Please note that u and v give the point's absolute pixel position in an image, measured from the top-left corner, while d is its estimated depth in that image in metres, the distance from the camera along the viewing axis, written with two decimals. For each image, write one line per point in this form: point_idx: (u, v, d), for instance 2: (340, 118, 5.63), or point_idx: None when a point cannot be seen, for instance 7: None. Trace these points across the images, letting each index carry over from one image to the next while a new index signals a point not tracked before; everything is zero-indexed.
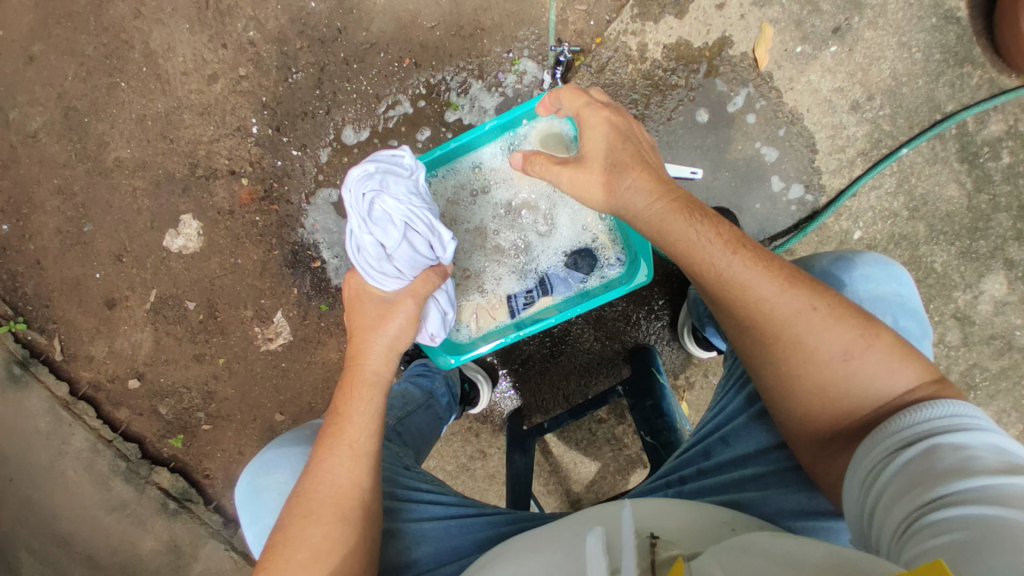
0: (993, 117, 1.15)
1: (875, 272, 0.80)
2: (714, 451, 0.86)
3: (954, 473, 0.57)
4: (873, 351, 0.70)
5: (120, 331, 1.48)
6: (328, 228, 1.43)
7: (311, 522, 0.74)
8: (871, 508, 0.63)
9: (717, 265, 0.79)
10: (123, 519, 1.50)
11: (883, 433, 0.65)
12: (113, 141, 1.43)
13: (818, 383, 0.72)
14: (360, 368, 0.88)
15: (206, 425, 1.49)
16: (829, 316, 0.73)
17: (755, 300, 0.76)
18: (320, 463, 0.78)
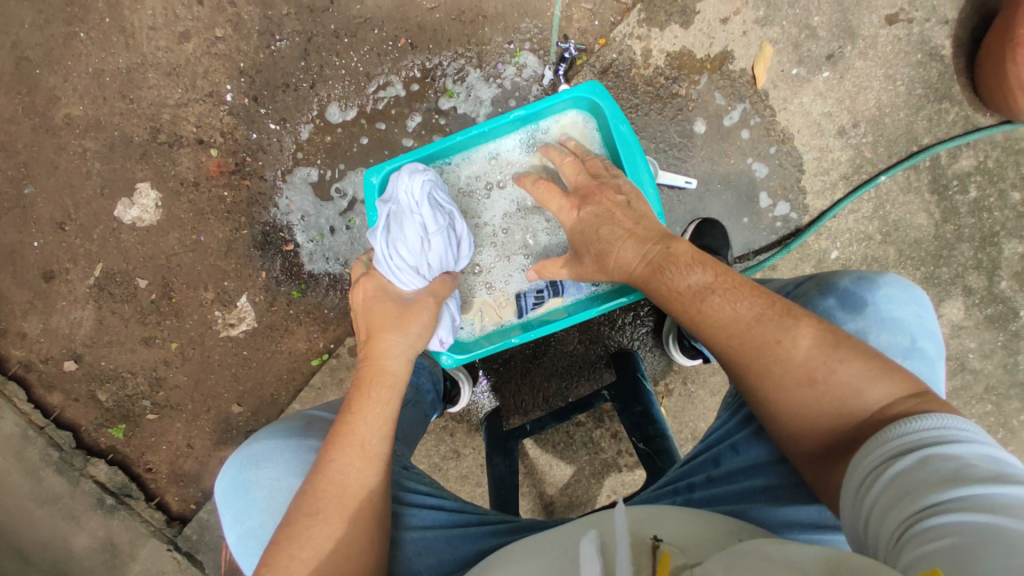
0: (964, 152, 1.23)
1: (897, 294, 0.86)
2: (723, 458, 0.87)
3: (948, 480, 0.50)
4: (840, 371, 0.66)
5: (57, 306, 1.35)
6: (304, 209, 1.33)
7: (317, 522, 0.69)
8: (864, 522, 0.56)
9: (688, 309, 0.78)
10: (54, 513, 1.36)
11: (874, 443, 0.59)
12: (65, 97, 1.30)
13: (790, 411, 0.68)
14: (379, 367, 0.82)
15: (152, 414, 1.37)
16: (793, 341, 0.69)
17: (716, 323, 0.75)
18: (329, 462, 0.73)
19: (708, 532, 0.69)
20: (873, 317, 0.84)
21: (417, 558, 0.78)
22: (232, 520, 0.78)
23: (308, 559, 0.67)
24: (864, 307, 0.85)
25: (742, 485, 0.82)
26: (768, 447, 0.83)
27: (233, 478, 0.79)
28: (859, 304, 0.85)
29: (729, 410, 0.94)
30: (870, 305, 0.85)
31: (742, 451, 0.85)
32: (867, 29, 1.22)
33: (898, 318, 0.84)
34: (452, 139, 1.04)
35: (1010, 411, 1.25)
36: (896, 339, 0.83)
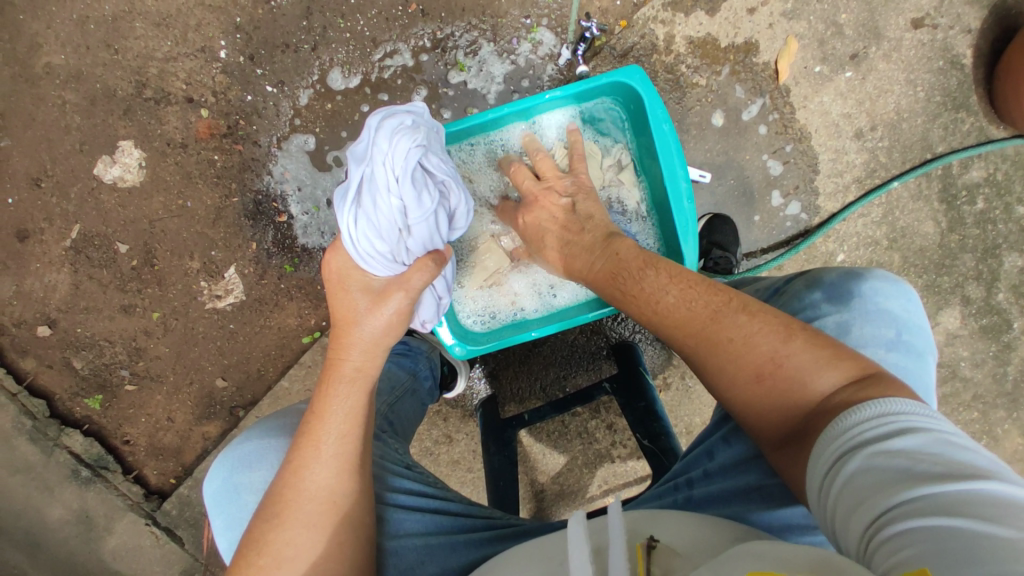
0: (976, 163, 1.22)
1: (885, 288, 0.80)
2: (718, 451, 0.82)
3: (903, 480, 0.45)
4: (786, 366, 0.63)
5: (31, 268, 1.26)
6: (299, 179, 1.26)
7: (273, 526, 0.67)
8: (832, 531, 0.51)
9: (643, 303, 0.79)
10: (28, 483, 1.31)
11: (830, 440, 0.54)
12: (47, 44, 1.20)
13: (743, 402, 0.66)
14: (340, 364, 0.74)
15: (130, 385, 1.31)
16: (747, 334, 0.67)
17: (687, 334, 0.72)
18: (288, 466, 0.70)
19: (705, 537, 0.62)
20: (858, 308, 0.79)
21: (421, 566, 0.75)
22: (224, 526, 0.75)
23: (265, 566, 0.66)
24: (849, 299, 0.80)
25: (738, 479, 0.76)
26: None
27: (224, 483, 0.76)
28: (844, 296, 0.80)
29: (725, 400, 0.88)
30: (856, 298, 0.80)
31: (736, 441, 0.80)
32: (893, 31, 1.19)
33: (884, 308, 0.79)
34: (483, 117, 1.02)
35: (996, 420, 1.28)
36: (880, 331, 0.78)
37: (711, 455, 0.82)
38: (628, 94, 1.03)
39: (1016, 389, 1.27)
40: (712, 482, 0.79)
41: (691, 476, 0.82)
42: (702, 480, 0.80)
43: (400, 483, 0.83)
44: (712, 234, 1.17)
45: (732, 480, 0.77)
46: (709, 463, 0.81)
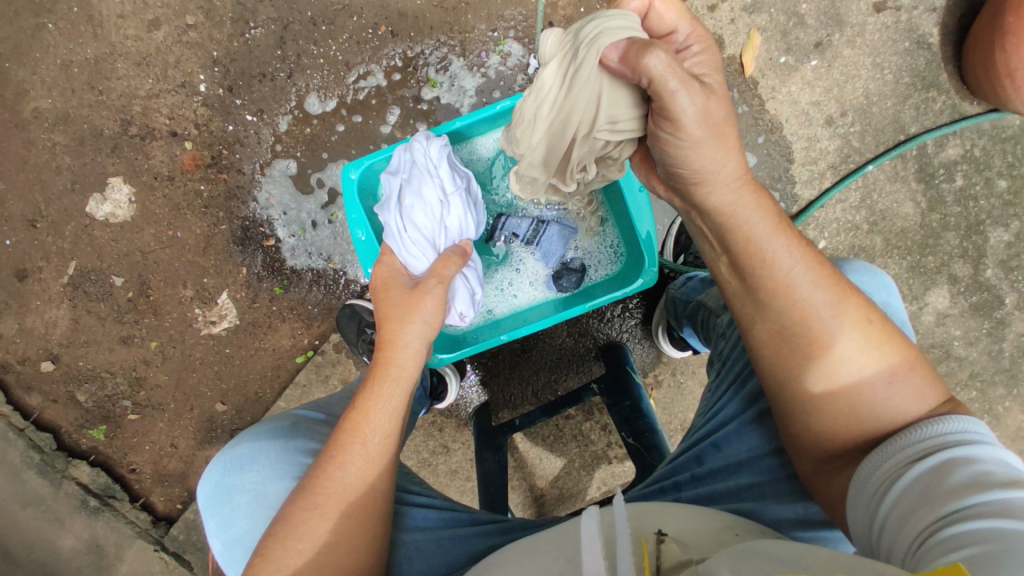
0: (951, 141, 1.22)
1: (865, 282, 0.81)
2: (707, 456, 0.80)
3: (967, 488, 0.52)
4: (913, 374, 0.65)
5: (32, 306, 1.30)
6: (284, 203, 1.29)
7: (315, 515, 0.66)
8: (879, 529, 0.57)
9: (757, 262, 0.69)
10: (39, 516, 1.34)
11: (897, 444, 0.61)
12: (35, 90, 1.25)
13: (857, 404, 0.65)
14: (386, 361, 0.79)
15: (133, 415, 1.34)
16: (882, 334, 0.67)
17: (806, 308, 0.68)
18: (330, 458, 0.70)
19: (707, 525, 0.65)
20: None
21: (407, 562, 0.76)
22: (216, 528, 0.74)
23: (305, 551, 0.65)
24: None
25: (727, 481, 0.76)
26: (752, 440, 0.78)
27: (215, 484, 0.76)
28: None
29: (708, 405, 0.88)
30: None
31: (727, 446, 0.79)
32: (855, 16, 1.21)
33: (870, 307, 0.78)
34: (447, 127, 1.03)
35: (996, 397, 1.27)
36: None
37: (700, 460, 0.80)
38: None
39: (1014, 364, 1.26)
40: (701, 484, 0.77)
41: (678, 479, 0.79)
42: (689, 483, 0.78)
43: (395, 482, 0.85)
44: None
45: (722, 481, 0.76)
46: (697, 467, 0.79)
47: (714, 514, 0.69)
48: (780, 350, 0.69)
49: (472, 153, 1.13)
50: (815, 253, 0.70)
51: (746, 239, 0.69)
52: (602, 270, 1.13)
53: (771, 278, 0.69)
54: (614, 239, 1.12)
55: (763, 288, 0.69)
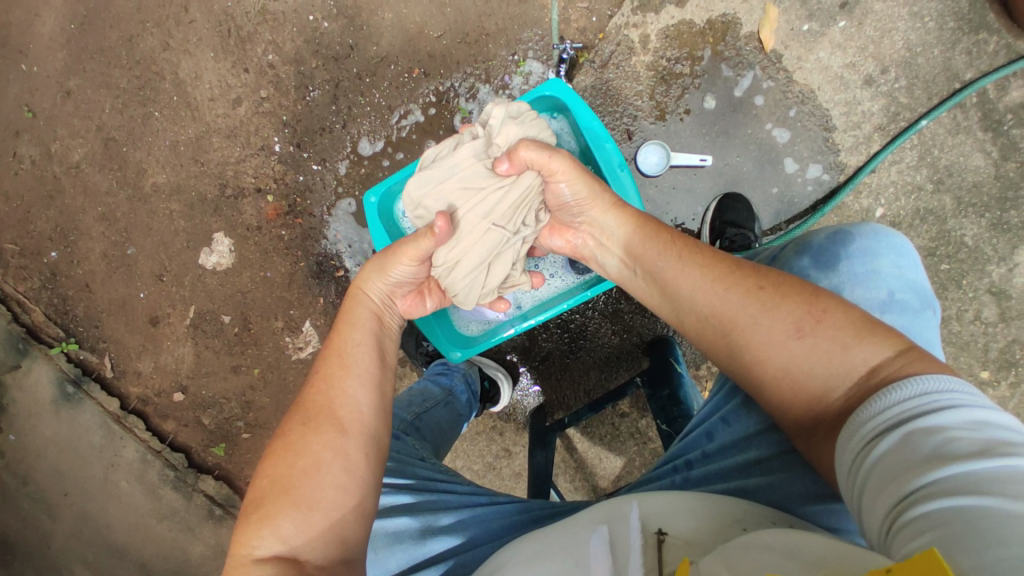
0: (1015, 82, 1.12)
1: (873, 246, 0.73)
2: (717, 432, 0.81)
3: (930, 461, 0.51)
4: (826, 324, 0.66)
5: (163, 346, 1.57)
6: (349, 238, 1.48)
7: (309, 432, 0.70)
8: (857, 507, 0.57)
9: (667, 257, 0.85)
10: (173, 526, 1.58)
11: (862, 418, 0.60)
12: (150, 168, 1.53)
13: (784, 366, 0.68)
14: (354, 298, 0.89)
15: (246, 433, 1.56)
16: (777, 294, 0.71)
17: (690, 289, 0.81)
18: (317, 380, 0.76)
19: (715, 520, 0.65)
20: (847, 273, 0.73)
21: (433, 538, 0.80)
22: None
23: (304, 467, 0.67)
24: (834, 265, 0.74)
25: (736, 457, 0.76)
26: (758, 415, 0.77)
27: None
28: (834, 259, 0.74)
29: (721, 378, 0.87)
30: (843, 262, 0.73)
31: (734, 422, 0.79)
32: None
33: (874, 269, 0.72)
34: None
35: None
36: (871, 294, 0.71)
37: (710, 436, 0.81)
38: (552, 102, 1.09)
39: None
40: (711, 461, 0.78)
41: (689, 458, 0.81)
42: (700, 460, 0.80)
43: (410, 468, 0.89)
44: (724, 214, 1.19)
45: (732, 457, 0.76)
46: (707, 444, 0.80)
47: (722, 504, 0.69)
48: (694, 329, 0.80)
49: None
50: (713, 253, 0.82)
51: (653, 254, 0.88)
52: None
53: (666, 271, 0.85)
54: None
55: (666, 282, 0.85)
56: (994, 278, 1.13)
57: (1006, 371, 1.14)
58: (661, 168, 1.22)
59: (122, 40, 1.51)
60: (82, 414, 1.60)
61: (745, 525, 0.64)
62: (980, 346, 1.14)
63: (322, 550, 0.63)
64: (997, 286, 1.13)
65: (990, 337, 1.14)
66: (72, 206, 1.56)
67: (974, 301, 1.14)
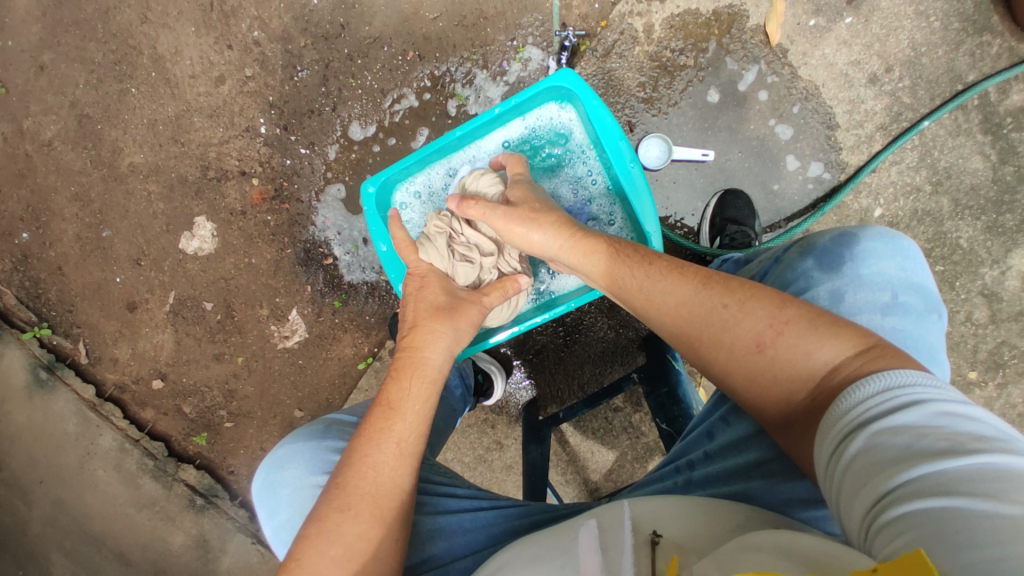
0: (1017, 85, 1.11)
1: (877, 247, 0.70)
2: (718, 432, 0.78)
3: (902, 459, 0.44)
4: (787, 336, 0.59)
5: (141, 333, 1.52)
6: (338, 224, 1.43)
7: (347, 518, 0.68)
8: (836, 514, 0.50)
9: (630, 288, 0.76)
10: (153, 516, 1.54)
11: (833, 416, 0.52)
12: (127, 147, 1.46)
13: (751, 372, 0.62)
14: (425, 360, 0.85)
15: (228, 422, 1.52)
16: (740, 310, 0.63)
17: (658, 307, 0.72)
18: (364, 457, 0.73)
19: (714, 524, 0.62)
20: (852, 275, 0.69)
21: (430, 542, 0.79)
22: (267, 517, 0.84)
23: (336, 556, 0.66)
24: (839, 267, 0.70)
25: (737, 458, 0.72)
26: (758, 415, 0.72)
27: (264, 480, 0.86)
28: (836, 260, 0.70)
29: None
30: (848, 264, 0.69)
31: (735, 423, 0.75)
32: None
33: (879, 271, 0.68)
34: (449, 136, 1.05)
35: None
36: (875, 297, 0.68)
37: (711, 436, 0.78)
38: (563, 92, 1.06)
39: None
40: (711, 463, 0.75)
41: (691, 458, 0.78)
42: (701, 461, 0.76)
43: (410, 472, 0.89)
44: (725, 210, 1.17)
45: (732, 459, 0.73)
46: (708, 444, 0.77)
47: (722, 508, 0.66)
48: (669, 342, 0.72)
49: (481, 150, 1.14)
50: (680, 268, 0.73)
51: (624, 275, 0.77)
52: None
53: (633, 296, 0.76)
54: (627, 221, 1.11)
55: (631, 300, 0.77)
56: (986, 280, 1.13)
57: (994, 372, 1.15)
58: (662, 162, 1.20)
59: (98, 11, 1.42)
60: (57, 401, 1.55)
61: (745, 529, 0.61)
62: (970, 347, 1.15)
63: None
64: (989, 288, 1.14)
65: (979, 338, 1.15)
66: (44, 185, 1.49)
67: (966, 302, 1.15)
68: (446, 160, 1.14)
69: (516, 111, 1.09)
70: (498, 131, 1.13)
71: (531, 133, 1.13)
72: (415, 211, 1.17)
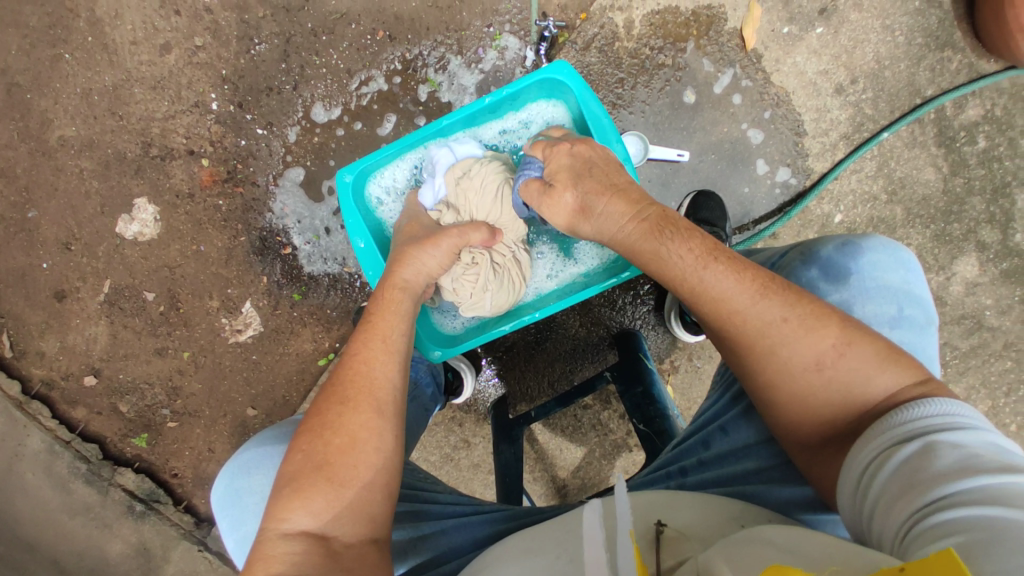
0: (970, 102, 1.18)
1: (882, 259, 0.74)
2: (713, 440, 0.79)
3: (955, 472, 0.46)
4: (849, 359, 0.60)
5: (71, 324, 1.38)
6: (298, 212, 1.34)
7: (348, 410, 0.67)
8: (867, 523, 0.52)
9: (688, 282, 0.72)
10: (87, 523, 1.41)
11: (877, 429, 0.55)
12: (56, 118, 1.31)
13: (805, 391, 0.62)
14: (394, 275, 0.87)
15: (172, 422, 1.41)
16: (800, 328, 0.63)
17: (726, 312, 0.68)
18: (356, 355, 0.73)
19: (714, 518, 0.63)
20: (858, 287, 0.73)
21: (411, 545, 0.76)
22: (229, 528, 0.78)
23: (341, 444, 0.64)
24: (846, 279, 0.74)
25: (734, 466, 0.74)
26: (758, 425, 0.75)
27: (225, 488, 0.79)
28: (843, 271, 0.75)
29: (714, 388, 0.86)
30: (854, 275, 0.74)
31: (734, 430, 0.77)
32: None
33: (884, 283, 0.73)
34: (437, 125, 1.03)
35: None
36: (880, 309, 0.72)
37: (706, 444, 0.79)
38: (558, 86, 1.04)
39: None
40: (707, 469, 0.76)
41: (684, 464, 0.79)
42: (695, 467, 0.77)
43: None
44: (698, 212, 1.17)
45: (731, 464, 0.75)
46: (703, 451, 0.78)
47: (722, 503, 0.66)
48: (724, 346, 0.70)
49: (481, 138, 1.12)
50: (742, 267, 0.70)
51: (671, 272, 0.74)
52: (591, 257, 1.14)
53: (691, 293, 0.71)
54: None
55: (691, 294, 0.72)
56: (933, 285, 1.21)
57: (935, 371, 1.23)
58: (639, 160, 1.18)
59: None
60: None
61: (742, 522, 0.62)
62: None
63: (350, 528, 0.61)
64: (934, 292, 1.21)
65: None
66: None
67: None
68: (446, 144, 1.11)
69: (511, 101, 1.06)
70: (502, 118, 1.11)
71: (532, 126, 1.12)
72: (393, 205, 1.13)
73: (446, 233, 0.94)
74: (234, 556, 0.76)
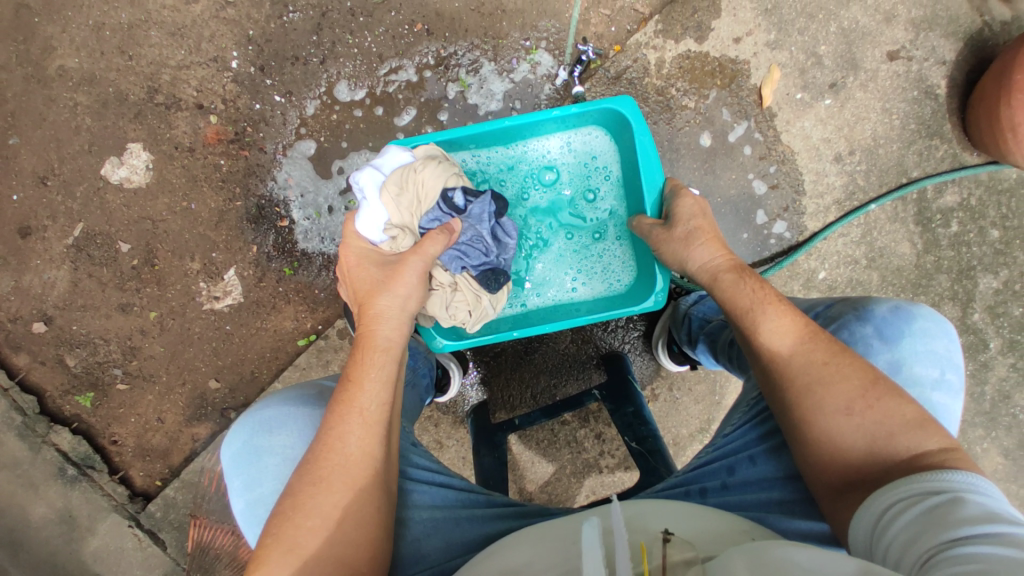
0: (950, 188, 1.30)
1: (930, 326, 0.80)
2: (739, 467, 0.80)
3: (983, 519, 0.50)
4: (877, 410, 0.65)
5: (31, 264, 1.28)
6: (302, 185, 1.30)
7: (322, 491, 0.66)
8: (882, 556, 0.56)
9: (747, 319, 0.77)
10: (11, 481, 1.29)
11: (903, 479, 0.59)
12: (61, 48, 1.25)
13: (824, 433, 0.67)
14: (370, 334, 0.79)
15: (122, 384, 1.31)
16: (836, 372, 0.69)
17: (768, 348, 0.74)
18: (329, 430, 0.70)
19: (718, 529, 0.64)
20: (908, 348, 0.79)
21: (426, 539, 0.74)
22: (242, 488, 0.74)
23: (318, 529, 0.64)
24: (897, 339, 0.79)
25: (758, 495, 0.77)
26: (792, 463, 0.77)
27: (243, 444, 0.76)
28: (896, 332, 0.80)
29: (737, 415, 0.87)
30: (905, 338, 0.79)
31: (763, 462, 0.79)
32: (869, 62, 1.29)
33: (930, 349, 0.79)
34: (499, 124, 1.04)
35: (974, 437, 1.33)
36: (926, 372, 0.78)
37: (730, 469, 0.81)
38: (620, 121, 1.08)
39: (993, 408, 1.32)
40: (730, 494, 0.78)
41: (705, 484, 0.80)
42: (717, 490, 0.79)
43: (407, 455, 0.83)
44: None
45: (756, 493, 0.77)
46: (727, 476, 0.80)
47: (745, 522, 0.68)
48: (760, 376, 0.76)
49: (535, 148, 1.16)
50: (790, 304, 0.76)
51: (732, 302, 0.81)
52: (600, 283, 1.17)
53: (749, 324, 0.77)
54: (627, 260, 1.16)
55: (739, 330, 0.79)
56: None
57: None
58: None
59: None
60: None
61: (753, 535, 0.65)
62: None
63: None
64: None
65: None
66: None
67: None
68: (508, 143, 1.15)
69: (570, 121, 1.11)
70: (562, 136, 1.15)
71: (589, 153, 1.16)
72: None
73: (408, 262, 0.84)
74: (239, 516, 0.73)
